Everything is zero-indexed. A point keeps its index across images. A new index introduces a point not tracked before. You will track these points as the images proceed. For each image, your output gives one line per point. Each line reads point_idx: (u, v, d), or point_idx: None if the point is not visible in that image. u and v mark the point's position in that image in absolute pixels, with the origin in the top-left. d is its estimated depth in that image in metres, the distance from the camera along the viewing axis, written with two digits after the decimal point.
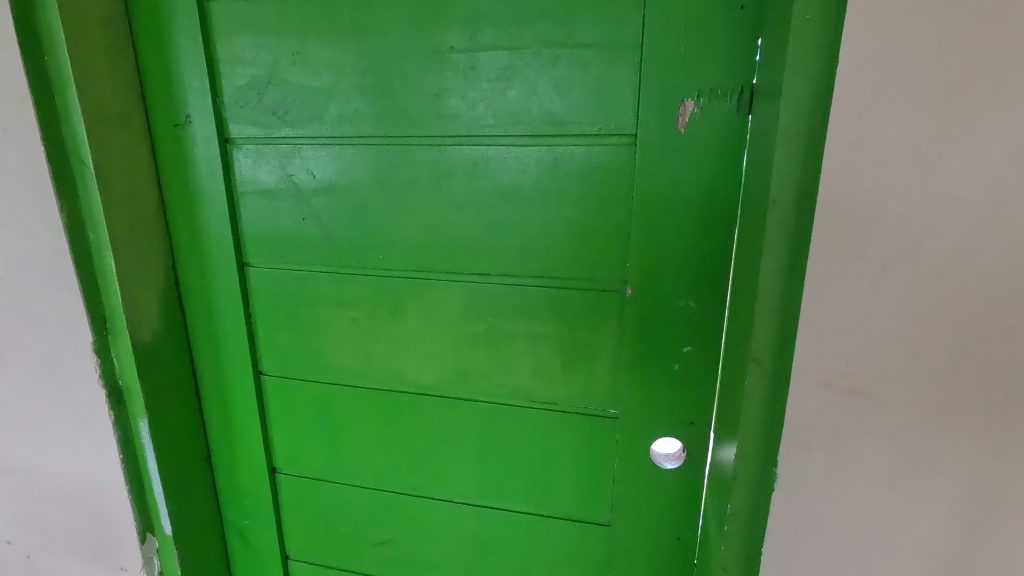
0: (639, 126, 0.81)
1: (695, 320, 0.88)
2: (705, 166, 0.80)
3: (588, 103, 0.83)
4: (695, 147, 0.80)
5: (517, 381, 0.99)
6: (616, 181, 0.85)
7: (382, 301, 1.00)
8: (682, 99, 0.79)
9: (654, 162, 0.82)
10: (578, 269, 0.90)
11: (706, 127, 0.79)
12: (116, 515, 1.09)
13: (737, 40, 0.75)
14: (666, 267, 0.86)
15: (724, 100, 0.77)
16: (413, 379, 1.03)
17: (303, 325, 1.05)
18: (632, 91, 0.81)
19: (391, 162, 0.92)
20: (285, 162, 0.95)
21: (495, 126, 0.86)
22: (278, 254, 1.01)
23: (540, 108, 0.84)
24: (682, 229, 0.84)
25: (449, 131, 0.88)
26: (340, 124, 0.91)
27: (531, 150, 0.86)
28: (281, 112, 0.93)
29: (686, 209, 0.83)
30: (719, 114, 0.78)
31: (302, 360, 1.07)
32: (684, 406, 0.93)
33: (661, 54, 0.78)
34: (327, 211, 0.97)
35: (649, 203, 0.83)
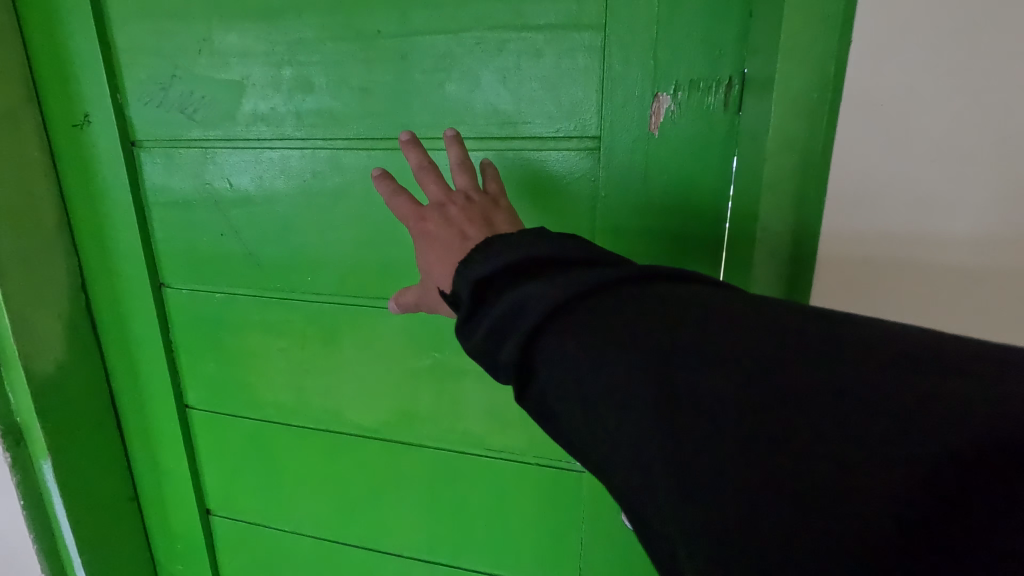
0: (603, 126, 0.66)
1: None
2: (685, 177, 0.65)
3: (541, 100, 0.67)
4: (672, 154, 0.64)
5: (469, 425, 0.84)
6: (578, 194, 0.69)
7: (313, 330, 0.86)
8: (654, 92, 0.63)
9: (620, 170, 0.66)
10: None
11: (686, 128, 0.63)
12: (27, 561, 0.98)
13: (723, 15, 0.59)
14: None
15: (708, 94, 0.61)
16: (352, 419, 0.89)
17: (229, 354, 0.92)
18: (592, 82, 0.65)
19: (315, 170, 0.78)
20: (198, 169, 0.82)
21: (432, 125, 0.72)
22: (197, 275, 0.88)
23: (484, 104, 0.69)
24: (658, 254, 0.68)
25: (380, 132, 0.74)
26: (256, 124, 0.78)
27: (476, 154, 0.71)
28: (189, 110, 0.79)
29: (663, 230, 0.67)
30: (701, 111, 0.62)
31: (230, 394, 0.94)
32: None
33: (627, 36, 0.62)
34: (247, 227, 0.83)
35: (616, 221, 0.68)
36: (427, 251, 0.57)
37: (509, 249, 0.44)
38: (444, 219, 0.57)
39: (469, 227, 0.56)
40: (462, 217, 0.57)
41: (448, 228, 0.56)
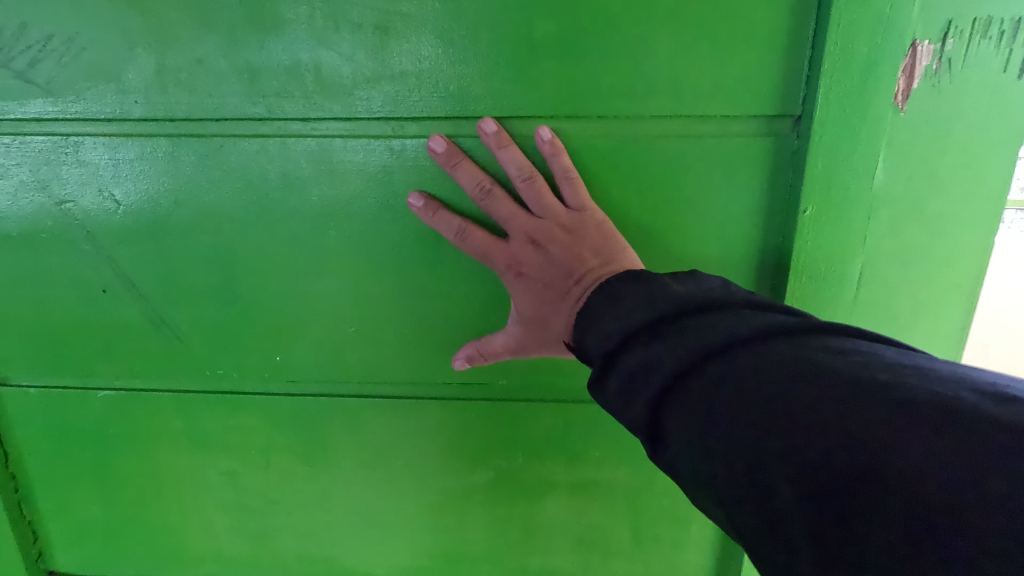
0: (817, 95, 0.39)
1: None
2: (932, 180, 0.41)
3: (708, 49, 0.40)
4: (926, 140, 0.40)
5: (546, 562, 0.55)
6: (751, 210, 0.44)
7: (284, 441, 0.52)
8: (911, 38, 0.38)
9: (836, 172, 0.41)
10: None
11: (952, 100, 0.39)
12: None
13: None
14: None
15: (991, 44, 0.38)
16: (353, 567, 0.57)
17: (129, 489, 0.54)
18: (800, 21, 0.39)
19: (294, 174, 0.44)
20: (46, 177, 0.44)
21: (514, 95, 0.42)
22: (60, 362, 0.50)
23: (610, 57, 0.41)
24: (880, 298, 0.44)
25: (419, 106, 0.43)
26: (165, 91, 0.42)
27: (591, 145, 0.43)
28: (17, 62, 0.41)
29: (894, 262, 0.43)
30: (974, 70, 0.38)
31: (134, 550, 0.57)
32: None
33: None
34: (158, 277, 0.47)
35: (823, 249, 0.43)
36: (525, 304, 0.43)
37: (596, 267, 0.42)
38: (543, 260, 0.42)
39: (579, 268, 0.41)
40: (567, 252, 0.41)
41: (552, 273, 0.41)
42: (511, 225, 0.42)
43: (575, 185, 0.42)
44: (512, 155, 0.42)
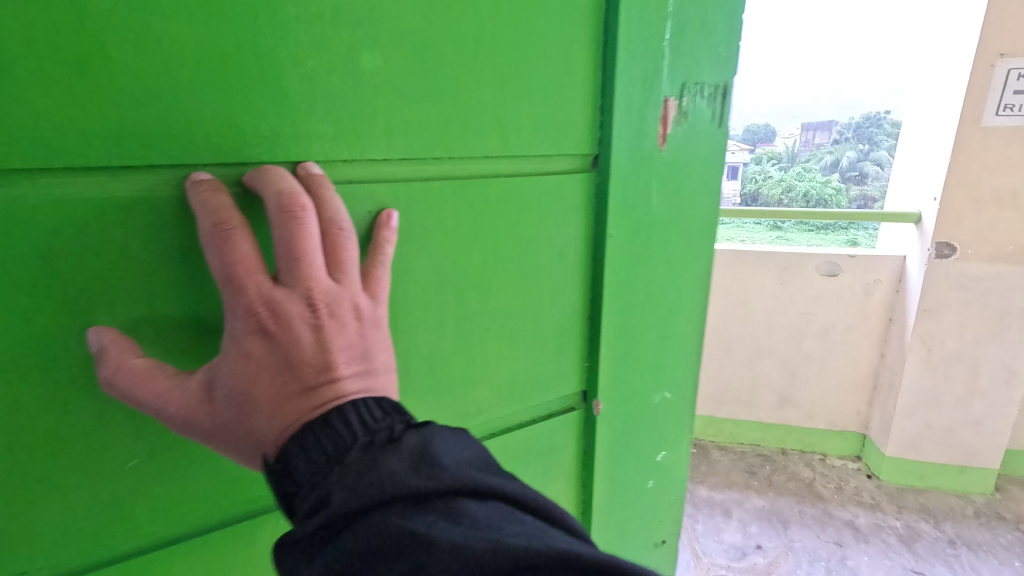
0: (610, 137, 0.47)
1: (678, 414, 0.65)
2: (682, 204, 0.54)
3: (525, 95, 0.44)
4: (681, 172, 0.52)
5: None
6: (570, 234, 0.50)
7: None
8: (664, 95, 0.49)
9: (626, 200, 0.50)
10: (522, 390, 0.53)
11: (690, 142, 0.51)
12: None
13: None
14: (646, 355, 0.58)
15: (707, 102, 0.51)
16: None
17: None
18: (591, 73, 0.46)
19: (38, 242, 0.32)
20: None
21: (331, 137, 0.38)
22: None
23: (439, 99, 0.41)
24: (661, 293, 0.56)
25: (223, 146, 0.35)
26: None
27: (427, 187, 0.42)
28: None
29: (671, 266, 0.56)
30: (700, 120, 0.51)
31: None
32: (668, 514, 0.70)
33: (637, 9, 0.45)
34: None
35: (624, 262, 0.52)
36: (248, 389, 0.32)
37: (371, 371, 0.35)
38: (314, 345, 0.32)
39: (348, 376, 0.33)
40: (346, 346, 0.34)
41: (316, 357, 0.32)
42: (300, 272, 0.33)
43: (378, 276, 0.38)
44: (329, 221, 0.35)
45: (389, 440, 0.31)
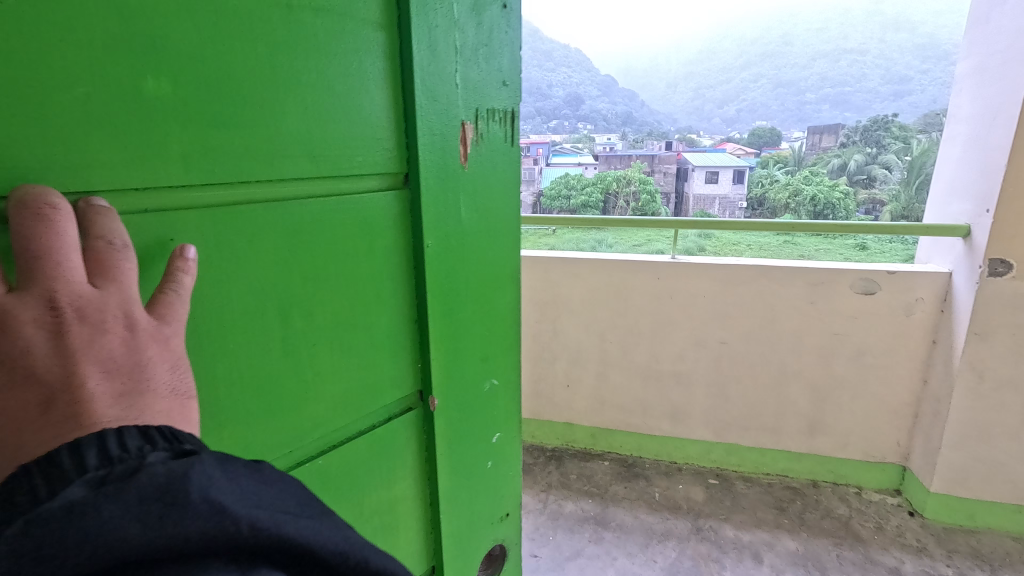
0: (421, 165, 0.71)
1: (501, 380, 0.94)
2: (475, 196, 0.80)
3: (343, 130, 0.62)
4: (476, 187, 0.80)
5: None
6: (392, 227, 0.70)
7: None
8: (459, 121, 0.75)
9: (431, 200, 0.73)
10: (356, 379, 0.71)
11: (480, 152, 0.79)
12: None
13: (496, 62, 0.79)
14: (470, 334, 0.85)
15: (490, 125, 0.80)
16: None
17: None
18: (402, 112, 0.68)
19: None
20: None
21: (129, 170, 0.46)
22: None
23: (259, 133, 0.54)
24: (471, 263, 0.82)
25: (33, 174, 0.42)
26: None
27: (266, 207, 0.56)
28: None
29: (476, 266, 0.83)
30: (482, 140, 0.79)
31: None
32: (496, 466, 0.97)
33: (435, 73, 0.70)
34: None
35: (435, 242, 0.75)
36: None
37: (117, 368, 0.39)
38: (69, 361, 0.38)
39: (106, 406, 0.38)
40: (104, 354, 0.39)
41: (58, 368, 0.37)
42: (54, 294, 0.38)
43: (169, 306, 0.45)
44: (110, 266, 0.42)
45: (129, 472, 0.35)
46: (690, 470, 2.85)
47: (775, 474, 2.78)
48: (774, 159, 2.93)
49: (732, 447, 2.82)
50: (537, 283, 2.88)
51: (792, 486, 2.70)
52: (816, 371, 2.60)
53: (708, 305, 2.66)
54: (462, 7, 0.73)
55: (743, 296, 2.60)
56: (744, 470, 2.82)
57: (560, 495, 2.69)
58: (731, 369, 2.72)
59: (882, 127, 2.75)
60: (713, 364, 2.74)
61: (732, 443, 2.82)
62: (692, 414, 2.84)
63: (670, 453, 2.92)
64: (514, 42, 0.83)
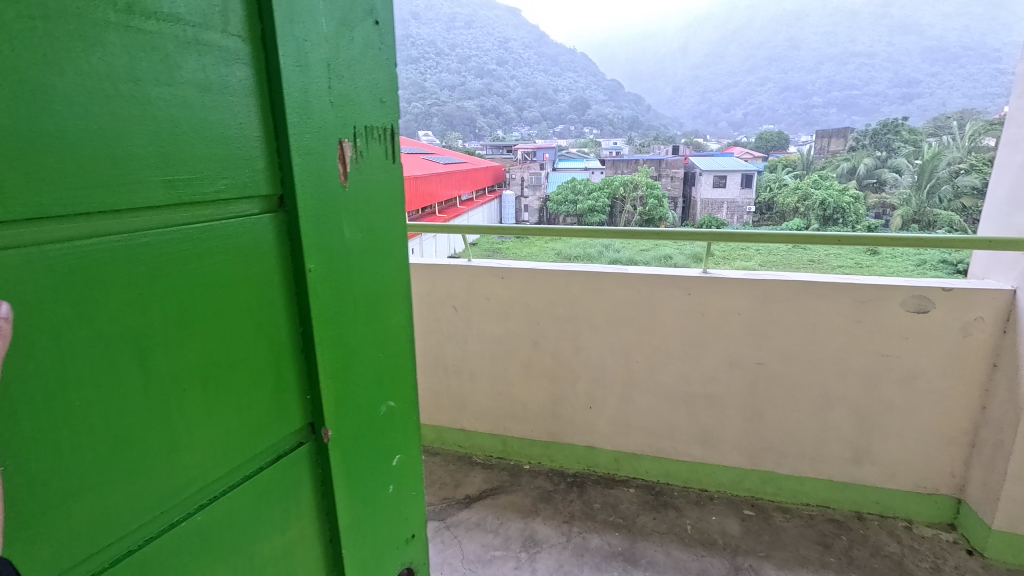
0: (298, 185, 0.63)
1: (399, 406, 0.87)
2: (365, 216, 0.74)
3: (204, 148, 0.53)
4: (360, 206, 0.72)
5: None
6: (270, 258, 0.62)
7: None
8: (339, 139, 0.68)
9: (313, 222, 0.66)
10: (236, 431, 0.61)
11: (367, 171, 0.73)
12: None
13: (373, 75, 0.72)
14: (365, 364, 0.78)
15: (376, 140, 0.74)
16: None
17: None
18: (279, 129, 0.60)
19: None
20: None
21: None
22: None
23: (91, 155, 0.44)
24: (363, 287, 0.76)
25: None
26: None
27: (105, 241, 0.46)
28: None
29: (363, 289, 0.76)
30: (371, 155, 0.73)
31: None
32: (403, 497, 0.89)
33: (307, 86, 0.62)
34: None
35: (318, 272, 0.68)
36: None
37: None
38: None
39: None
40: None
41: None
42: None
43: None
44: None
45: None
46: (723, 499, 2.66)
47: (816, 504, 2.58)
48: (782, 163, 3.22)
49: (769, 475, 2.62)
50: (559, 298, 2.69)
51: (835, 518, 2.50)
52: (861, 395, 2.40)
53: (744, 322, 2.47)
54: (330, 16, 0.65)
55: (782, 314, 2.41)
56: (781, 499, 2.62)
57: (583, 527, 2.51)
58: (767, 391, 2.53)
59: (893, 130, 2.94)
60: (749, 386, 2.55)
61: (768, 471, 2.62)
62: (725, 439, 2.65)
63: (701, 480, 2.73)
64: (390, 59, 0.76)
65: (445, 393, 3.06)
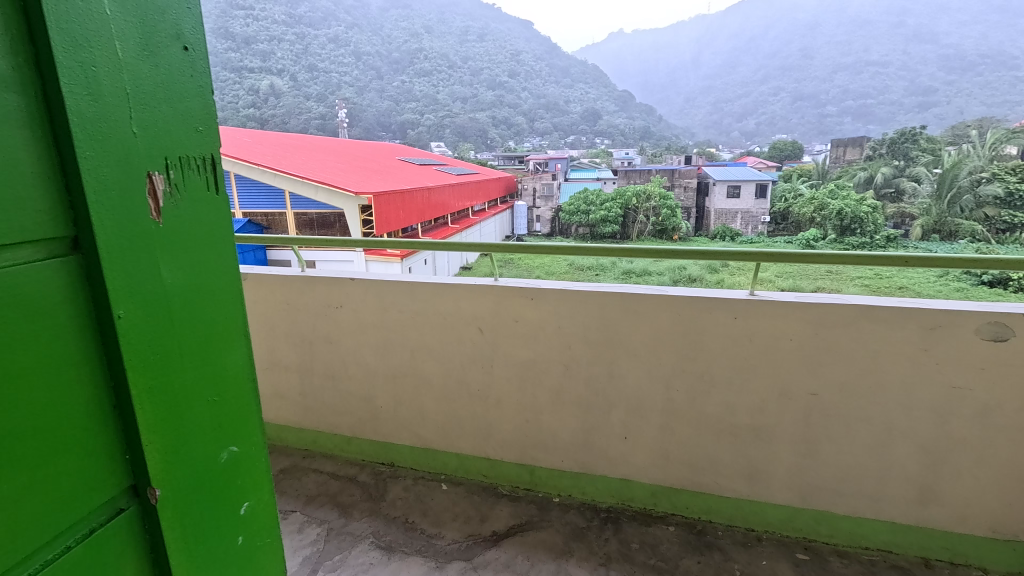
0: (98, 227, 0.63)
1: (241, 449, 0.88)
2: (182, 251, 0.74)
3: None
4: (177, 245, 0.73)
5: None
6: (62, 298, 0.61)
7: None
8: (147, 172, 0.69)
9: (120, 264, 0.66)
10: (31, 495, 0.59)
11: (182, 202, 0.74)
12: None
13: (184, 105, 0.73)
14: (194, 404, 0.78)
15: (190, 170, 0.75)
16: None
17: None
18: (59, 166, 0.60)
19: None
20: None
21: None
22: None
23: None
24: (187, 321, 0.76)
25: None
26: None
27: None
28: None
29: (190, 329, 0.76)
30: (184, 186, 0.74)
31: None
32: (245, 536, 0.89)
33: (102, 118, 0.63)
34: None
35: (131, 311, 0.67)
36: None
37: None
38: None
39: None
40: None
41: None
42: None
43: None
44: None
45: None
46: (772, 540, 2.44)
47: (876, 549, 2.35)
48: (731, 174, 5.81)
49: (823, 514, 2.40)
50: (593, 321, 2.51)
51: (899, 566, 2.27)
52: (929, 431, 2.19)
53: (798, 349, 2.27)
54: (127, 43, 0.65)
55: (841, 340, 2.21)
56: (837, 542, 2.39)
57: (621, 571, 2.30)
58: (821, 424, 2.32)
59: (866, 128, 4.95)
60: (801, 418, 2.34)
61: (821, 510, 2.40)
62: (774, 474, 2.44)
63: (747, 519, 2.51)
64: (203, 85, 0.77)
65: (469, 419, 2.88)
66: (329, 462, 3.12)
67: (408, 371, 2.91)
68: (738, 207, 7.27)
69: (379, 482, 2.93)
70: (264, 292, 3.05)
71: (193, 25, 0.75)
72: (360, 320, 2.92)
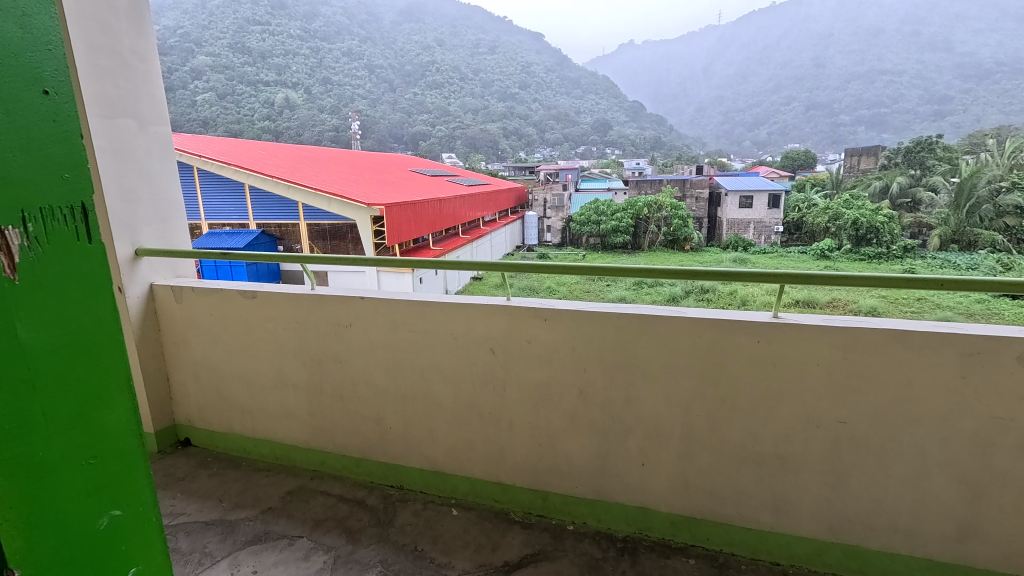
0: None
1: (129, 511, 0.61)
2: (49, 323, 0.52)
3: None
4: (36, 292, 0.51)
5: None
6: None
7: None
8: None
9: None
10: None
11: (48, 259, 0.52)
12: None
13: (46, 146, 0.52)
14: (66, 499, 0.54)
15: (59, 224, 0.53)
16: None
17: None
18: None
19: None
20: None
21: None
22: None
23: None
24: (53, 413, 0.53)
25: None
26: None
27: None
28: None
29: (49, 392, 0.53)
30: (50, 240, 0.52)
31: None
32: None
33: None
34: None
35: None
36: None
37: None
38: None
39: None
40: None
41: None
42: None
43: None
44: None
45: None
46: None
47: None
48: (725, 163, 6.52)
49: (854, 550, 2.28)
50: (610, 343, 2.42)
51: None
52: (969, 464, 2.06)
53: (827, 375, 2.16)
54: None
55: (873, 367, 2.09)
56: None
57: None
58: (852, 455, 2.20)
59: None
60: (830, 448, 2.23)
61: (852, 545, 2.28)
62: (802, 507, 2.32)
63: (772, 552, 2.39)
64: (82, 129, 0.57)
65: (481, 443, 2.79)
66: (337, 485, 3.05)
67: (418, 392, 2.84)
68: (751, 217, 7.48)
69: (388, 507, 2.85)
70: (275, 309, 3.00)
71: (56, 65, 0.53)
72: (371, 339, 2.85)
